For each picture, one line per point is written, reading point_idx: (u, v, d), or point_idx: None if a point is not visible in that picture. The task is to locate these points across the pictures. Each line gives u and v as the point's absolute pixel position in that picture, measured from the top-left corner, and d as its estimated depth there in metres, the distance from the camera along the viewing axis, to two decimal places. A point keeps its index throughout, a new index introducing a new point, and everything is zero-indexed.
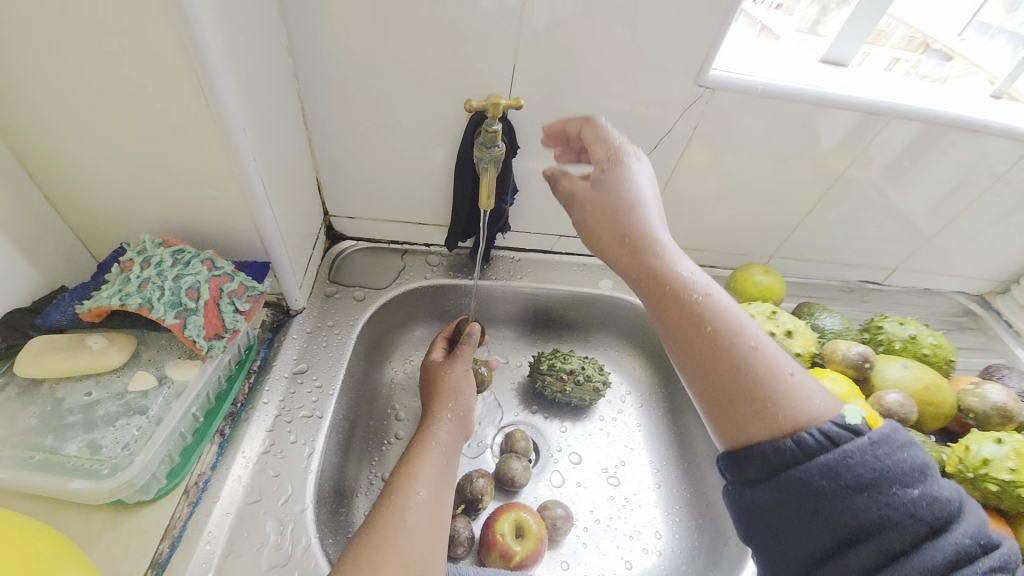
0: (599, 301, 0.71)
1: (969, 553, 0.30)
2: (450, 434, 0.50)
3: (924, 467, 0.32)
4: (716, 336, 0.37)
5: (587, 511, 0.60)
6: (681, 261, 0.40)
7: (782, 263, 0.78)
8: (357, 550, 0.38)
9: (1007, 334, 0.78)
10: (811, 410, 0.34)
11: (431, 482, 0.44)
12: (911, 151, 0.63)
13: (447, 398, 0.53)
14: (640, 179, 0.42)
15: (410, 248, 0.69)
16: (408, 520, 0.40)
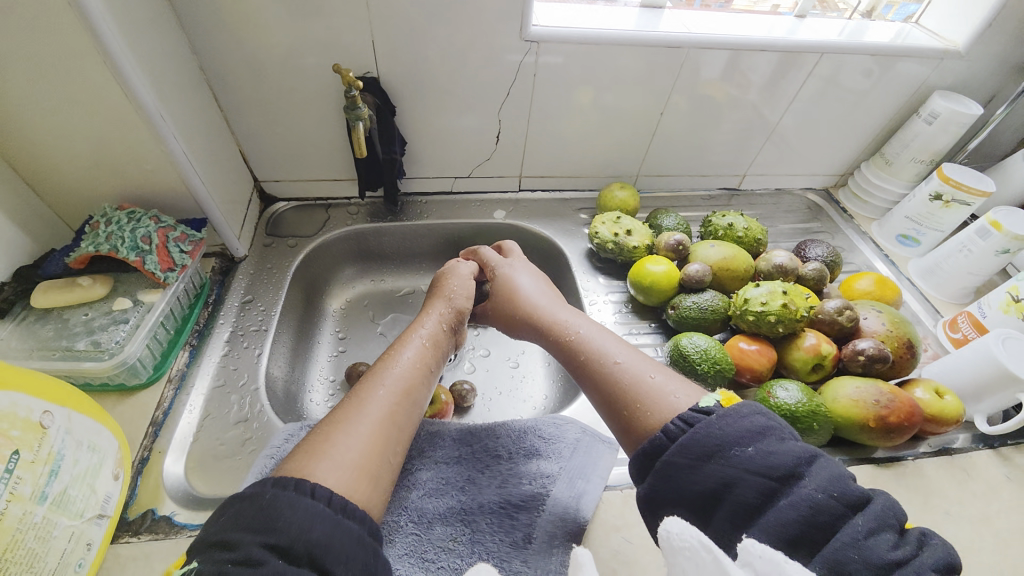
0: (495, 228, 0.87)
1: (818, 503, 0.34)
2: (431, 341, 0.58)
3: (764, 428, 0.38)
4: (597, 362, 0.52)
5: (492, 387, 0.78)
6: (561, 316, 0.59)
7: (649, 181, 0.93)
8: (346, 401, 0.48)
9: (840, 219, 0.94)
10: (671, 403, 0.44)
11: (418, 356, 0.55)
12: (752, 69, 0.77)
13: (427, 320, 0.62)
14: (520, 275, 0.67)
15: (333, 202, 0.84)
16: (373, 400, 0.47)
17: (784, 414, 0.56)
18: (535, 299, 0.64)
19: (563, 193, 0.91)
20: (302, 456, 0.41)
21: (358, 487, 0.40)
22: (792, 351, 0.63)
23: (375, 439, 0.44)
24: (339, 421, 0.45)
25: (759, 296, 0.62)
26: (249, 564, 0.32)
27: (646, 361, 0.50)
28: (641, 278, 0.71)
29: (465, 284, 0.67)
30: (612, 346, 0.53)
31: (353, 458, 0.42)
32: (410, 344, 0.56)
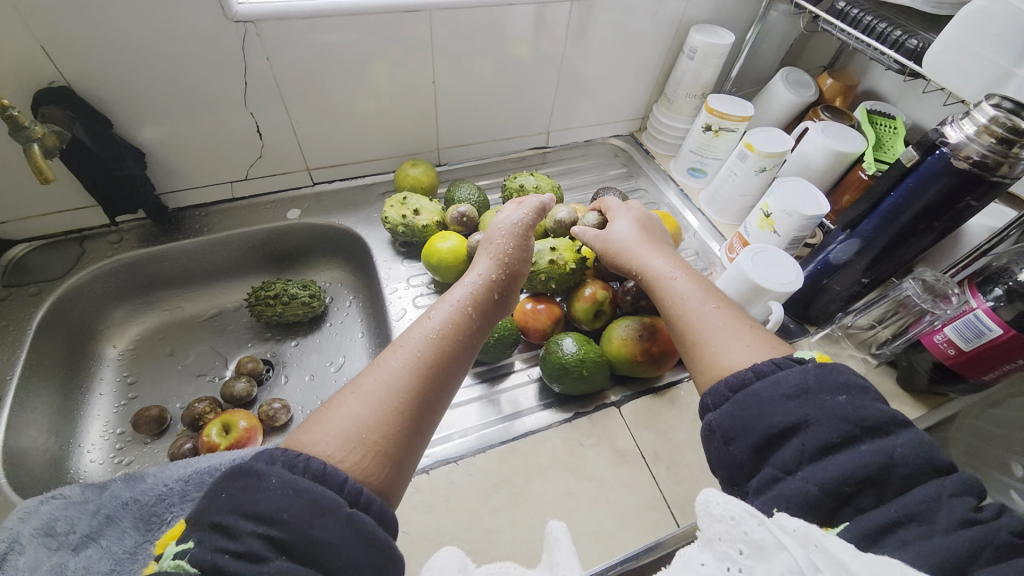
0: (293, 229, 0.81)
1: (902, 456, 0.34)
2: (475, 296, 0.51)
3: (858, 387, 0.38)
4: (693, 309, 0.50)
5: (313, 400, 0.74)
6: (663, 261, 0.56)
7: (453, 152, 0.90)
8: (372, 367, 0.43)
9: (644, 160, 0.98)
10: (751, 353, 0.44)
11: (455, 325, 0.47)
12: (510, 26, 0.75)
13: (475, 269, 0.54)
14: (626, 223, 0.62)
15: (89, 234, 0.74)
16: (395, 362, 0.42)
17: (559, 364, 0.58)
18: (631, 244, 0.59)
19: (365, 179, 0.86)
20: (310, 424, 0.38)
21: (369, 468, 0.37)
22: (574, 302, 0.65)
23: (392, 411, 0.40)
24: (356, 384, 0.41)
25: (529, 256, 0.63)
26: (248, 558, 0.31)
27: (740, 315, 0.49)
28: (432, 257, 0.69)
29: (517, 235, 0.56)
30: (693, 290, 0.52)
31: (358, 431, 0.38)
32: (446, 301, 0.49)
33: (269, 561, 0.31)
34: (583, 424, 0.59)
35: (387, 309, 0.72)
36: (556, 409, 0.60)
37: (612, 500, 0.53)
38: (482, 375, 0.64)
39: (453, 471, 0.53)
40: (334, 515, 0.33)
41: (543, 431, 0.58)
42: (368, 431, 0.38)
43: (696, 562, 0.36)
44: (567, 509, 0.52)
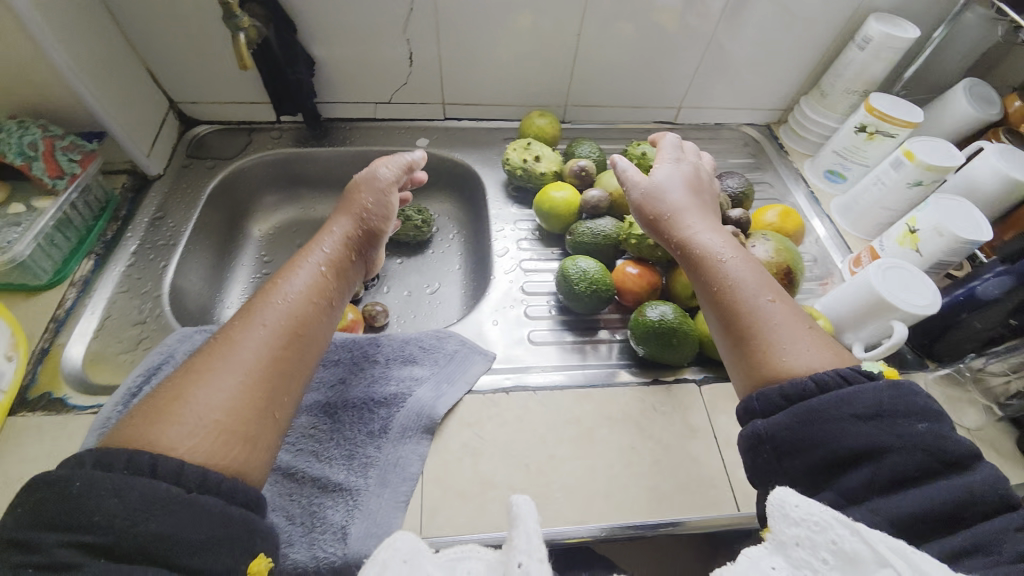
0: (418, 156, 0.87)
1: (979, 491, 0.33)
2: (320, 274, 0.50)
3: (936, 411, 0.37)
4: (740, 295, 0.46)
5: (407, 314, 0.81)
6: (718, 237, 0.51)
7: (580, 111, 0.90)
8: (205, 354, 0.40)
9: (776, 155, 0.92)
10: (811, 360, 0.41)
11: (295, 304, 0.46)
12: None
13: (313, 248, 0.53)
14: (672, 185, 0.56)
15: (255, 127, 0.84)
16: (243, 344, 0.41)
17: (649, 329, 0.59)
18: (681, 210, 0.55)
19: (490, 123, 0.90)
20: (145, 415, 0.35)
21: (221, 449, 0.36)
22: (676, 276, 0.64)
23: (248, 388, 0.39)
24: (205, 368, 0.39)
25: (644, 220, 0.63)
26: (54, 568, 0.29)
27: (794, 307, 0.45)
28: (544, 203, 0.71)
29: (378, 210, 0.58)
30: (745, 271, 0.48)
31: (212, 415, 0.36)
32: (298, 274, 0.49)
33: (80, 567, 0.29)
34: (660, 390, 0.59)
35: (490, 246, 0.76)
36: (635, 370, 0.62)
37: (676, 467, 0.54)
38: (568, 323, 0.66)
39: (530, 398, 0.57)
40: (188, 503, 0.32)
41: (621, 386, 0.59)
42: (216, 414, 0.36)
43: (765, 565, 0.34)
44: (630, 462, 0.54)
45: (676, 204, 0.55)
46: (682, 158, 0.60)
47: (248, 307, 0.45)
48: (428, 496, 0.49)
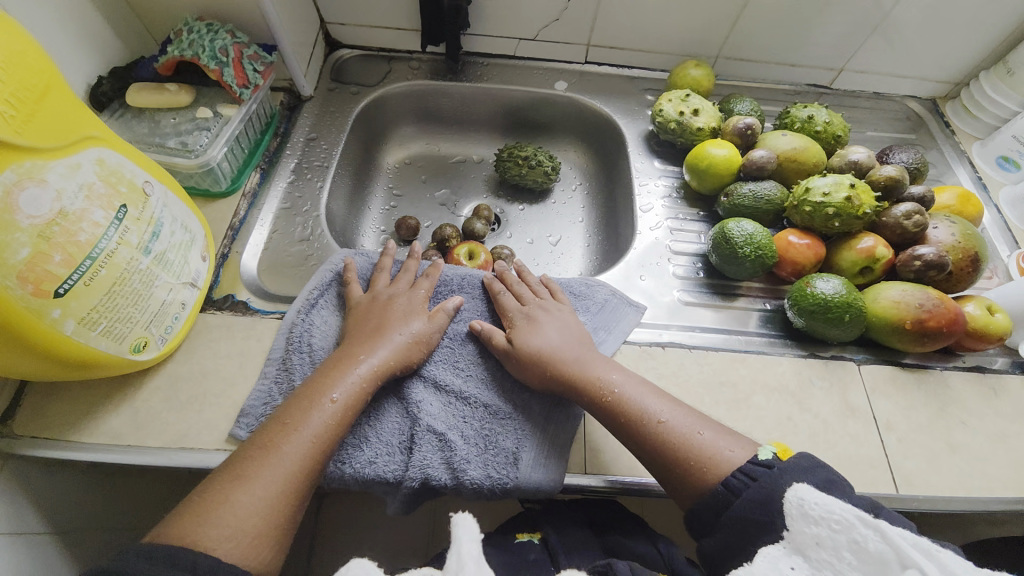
0: (555, 100, 0.84)
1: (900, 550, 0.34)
2: (381, 370, 0.48)
3: (829, 480, 0.38)
4: (635, 418, 0.46)
5: (530, 260, 0.79)
6: (596, 365, 0.49)
7: (729, 66, 0.84)
8: (240, 455, 0.41)
9: (940, 133, 0.85)
10: (728, 458, 0.42)
11: (346, 390, 0.46)
12: None
13: (377, 345, 0.49)
14: (545, 320, 0.54)
15: (395, 55, 0.83)
16: (290, 448, 0.41)
17: (817, 303, 0.56)
18: (549, 342, 0.52)
19: (632, 71, 0.86)
20: (184, 517, 0.37)
21: (251, 553, 0.37)
22: (843, 252, 0.60)
23: (284, 494, 0.40)
24: (243, 471, 0.40)
25: (823, 188, 0.59)
26: None
27: (684, 411, 0.46)
28: (699, 161, 0.68)
29: (413, 309, 0.54)
30: (649, 397, 0.47)
31: (247, 519, 0.37)
32: (344, 380, 0.46)
33: None
34: (818, 365, 0.58)
35: (632, 200, 0.74)
36: (791, 342, 0.60)
37: (834, 441, 0.53)
38: (714, 288, 0.65)
39: (687, 354, 0.57)
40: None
41: (776, 356, 0.58)
42: (253, 520, 0.38)
43: (784, 564, 0.33)
44: (787, 431, 0.53)
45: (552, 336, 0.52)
46: (522, 311, 0.55)
47: (300, 399, 0.45)
48: (591, 439, 0.50)
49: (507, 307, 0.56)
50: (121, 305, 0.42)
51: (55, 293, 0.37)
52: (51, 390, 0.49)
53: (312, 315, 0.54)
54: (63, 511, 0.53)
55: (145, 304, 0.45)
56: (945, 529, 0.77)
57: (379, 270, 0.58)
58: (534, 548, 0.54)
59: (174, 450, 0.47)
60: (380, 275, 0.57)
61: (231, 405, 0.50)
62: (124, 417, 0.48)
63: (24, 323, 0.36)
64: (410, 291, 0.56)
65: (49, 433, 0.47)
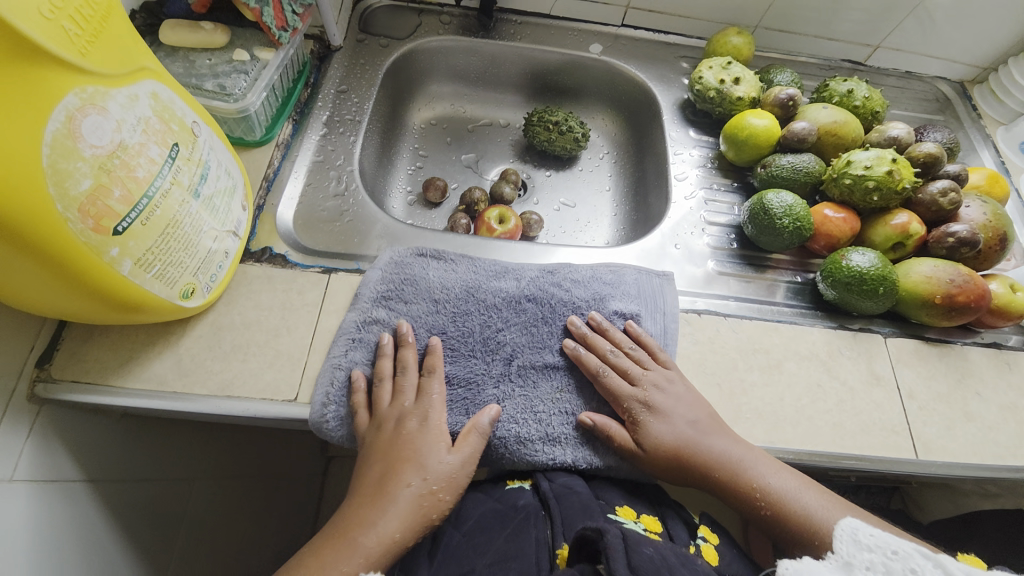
0: (588, 64, 0.82)
1: None
2: (387, 547, 0.41)
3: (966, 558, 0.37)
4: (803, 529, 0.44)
5: (557, 227, 0.78)
6: (746, 471, 0.46)
7: (766, 36, 0.83)
8: None
9: (968, 116, 0.85)
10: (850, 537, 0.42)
11: (352, 570, 0.39)
12: None
13: (383, 512, 0.42)
14: (675, 403, 0.49)
15: (425, 9, 0.80)
16: None
17: (852, 275, 0.57)
18: (693, 439, 0.47)
19: (667, 37, 0.84)
20: None
21: None
22: (877, 227, 0.61)
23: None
24: None
25: (865, 161, 0.60)
26: None
27: (835, 509, 0.44)
28: (738, 131, 0.67)
29: (434, 451, 0.45)
30: (788, 484, 0.46)
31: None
32: (347, 561, 0.39)
33: None
34: (846, 336, 0.59)
35: (666, 168, 0.74)
36: (819, 314, 0.61)
37: (859, 408, 0.55)
38: (747, 259, 0.65)
39: (721, 322, 0.58)
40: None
41: (806, 326, 0.60)
42: None
43: (831, 574, 0.35)
44: (816, 397, 0.55)
45: (689, 433, 0.48)
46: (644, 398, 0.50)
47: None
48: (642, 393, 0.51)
49: (630, 393, 0.50)
50: (173, 249, 0.41)
51: (113, 231, 0.36)
52: (90, 334, 0.49)
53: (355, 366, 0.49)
54: (98, 459, 0.53)
55: (193, 249, 0.44)
56: (942, 500, 0.81)
57: (383, 379, 0.48)
58: (523, 495, 0.48)
59: (220, 397, 0.47)
60: (386, 385, 0.48)
61: (274, 355, 0.49)
62: (168, 363, 0.48)
63: (84, 259, 0.35)
64: (421, 401, 0.48)
65: (89, 377, 0.47)
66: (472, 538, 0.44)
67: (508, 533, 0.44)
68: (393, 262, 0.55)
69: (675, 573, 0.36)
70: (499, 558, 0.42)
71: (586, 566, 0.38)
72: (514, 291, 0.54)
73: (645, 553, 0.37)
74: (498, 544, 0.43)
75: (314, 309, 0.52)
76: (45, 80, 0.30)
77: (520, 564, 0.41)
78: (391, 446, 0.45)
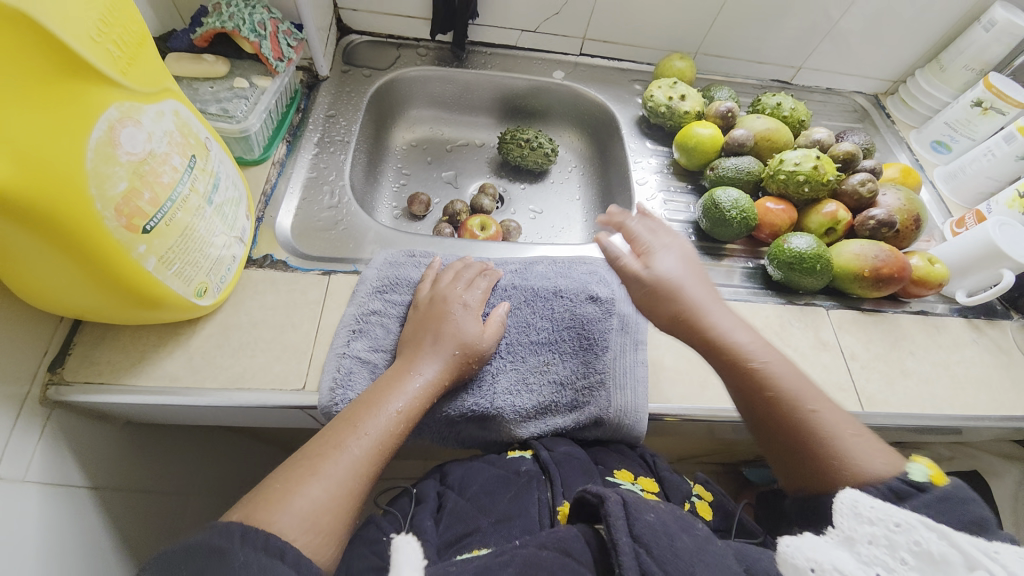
0: (554, 87, 0.91)
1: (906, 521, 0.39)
2: (435, 387, 0.49)
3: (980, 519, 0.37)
4: (794, 399, 0.46)
5: (534, 233, 0.85)
6: (737, 333, 0.50)
7: (706, 61, 0.95)
8: (302, 454, 0.41)
9: (883, 123, 0.98)
10: (878, 471, 0.42)
11: (409, 397, 0.47)
12: None
13: (431, 359, 0.50)
14: (681, 260, 0.55)
15: (404, 43, 0.88)
16: (356, 447, 0.42)
17: (793, 256, 0.65)
18: (679, 278, 0.53)
19: (621, 63, 0.94)
20: (250, 505, 0.37)
21: (320, 540, 0.37)
22: (811, 215, 0.70)
23: (351, 493, 0.40)
24: (309, 467, 0.40)
25: (796, 158, 0.69)
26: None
27: (838, 408, 0.46)
28: (687, 140, 0.77)
29: (470, 321, 0.54)
30: (804, 384, 0.47)
31: (314, 513, 0.37)
32: (405, 392, 0.47)
33: None
34: (795, 310, 0.67)
35: (628, 175, 0.83)
36: (769, 293, 0.69)
37: (810, 369, 0.62)
38: (704, 249, 0.73)
39: None
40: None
41: (759, 302, 0.67)
42: (327, 514, 0.38)
43: (835, 555, 0.34)
44: None
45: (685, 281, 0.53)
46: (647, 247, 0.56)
47: (363, 402, 0.46)
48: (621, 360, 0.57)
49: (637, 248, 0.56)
50: (190, 249, 0.45)
51: (142, 230, 0.40)
52: (101, 338, 0.51)
53: (355, 345, 0.53)
54: (101, 467, 0.54)
55: (207, 251, 0.48)
56: None
57: (425, 279, 0.59)
58: (524, 462, 0.52)
59: (231, 389, 0.50)
60: (425, 282, 0.59)
61: (282, 348, 0.53)
62: (179, 361, 0.51)
63: (115, 255, 0.38)
64: (467, 292, 0.56)
65: (102, 377, 0.49)
66: (478, 500, 0.47)
67: (511, 496, 0.48)
68: (387, 262, 0.61)
69: (674, 541, 0.35)
70: (503, 517, 0.46)
71: (585, 529, 0.40)
72: (503, 282, 0.61)
73: (645, 519, 0.36)
74: (503, 506, 0.47)
75: (316, 306, 0.56)
76: (89, 95, 0.35)
77: (523, 522, 0.46)
78: (433, 317, 0.54)
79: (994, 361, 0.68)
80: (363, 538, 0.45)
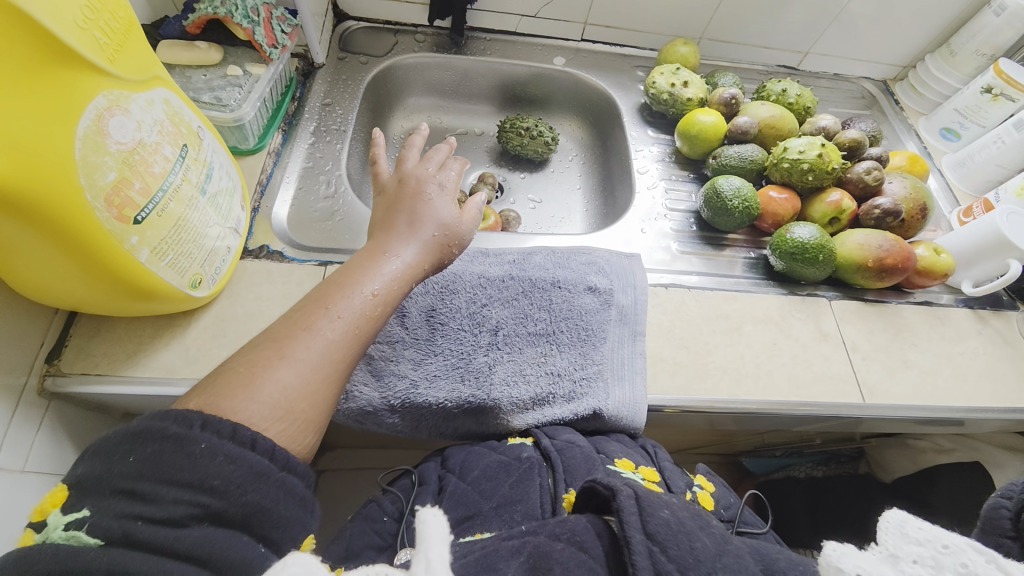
0: (554, 74, 0.90)
1: None
2: (413, 270, 0.44)
3: None
4: None
5: (533, 223, 0.84)
6: None
7: (710, 46, 0.93)
8: (266, 336, 0.38)
9: (891, 110, 0.96)
10: None
11: (386, 280, 0.42)
12: None
13: (408, 241, 0.45)
14: None
15: (401, 28, 0.87)
16: (326, 330, 0.38)
17: (795, 246, 0.64)
18: None
19: (624, 49, 0.92)
20: (209, 391, 0.34)
21: (292, 428, 0.35)
22: (814, 205, 0.69)
23: (324, 379, 0.37)
24: (275, 348, 0.36)
25: (800, 146, 0.68)
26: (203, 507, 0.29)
27: None
28: (690, 127, 0.75)
29: (447, 203, 0.48)
30: None
31: (287, 397, 0.35)
32: (379, 274, 0.42)
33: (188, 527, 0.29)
34: (796, 300, 0.66)
35: (629, 164, 0.81)
36: (772, 283, 0.69)
37: (810, 361, 0.61)
38: (705, 239, 0.72)
39: (686, 293, 0.64)
40: (268, 478, 0.32)
41: (760, 293, 0.67)
42: (302, 403, 0.35)
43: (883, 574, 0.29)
44: (773, 353, 0.61)
45: None
46: None
47: (335, 283, 0.41)
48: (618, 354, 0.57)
49: None
50: (183, 241, 0.45)
51: (134, 220, 0.39)
52: (97, 330, 0.51)
53: None
54: None
55: (200, 243, 0.48)
56: None
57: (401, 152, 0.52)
58: (526, 449, 0.51)
59: None
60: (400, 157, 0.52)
61: None
62: (175, 353, 0.51)
63: (106, 245, 0.38)
64: (441, 172, 0.50)
65: (99, 369, 0.49)
66: (478, 484, 0.47)
67: (512, 480, 0.47)
68: None
69: (694, 541, 0.32)
70: (505, 502, 0.45)
71: (597, 521, 0.36)
72: (499, 273, 0.60)
73: (662, 516, 0.33)
74: (504, 491, 0.46)
75: None
76: (79, 85, 0.34)
77: (526, 507, 0.45)
78: (407, 197, 0.48)
79: (1000, 353, 0.67)
80: (366, 515, 0.47)
